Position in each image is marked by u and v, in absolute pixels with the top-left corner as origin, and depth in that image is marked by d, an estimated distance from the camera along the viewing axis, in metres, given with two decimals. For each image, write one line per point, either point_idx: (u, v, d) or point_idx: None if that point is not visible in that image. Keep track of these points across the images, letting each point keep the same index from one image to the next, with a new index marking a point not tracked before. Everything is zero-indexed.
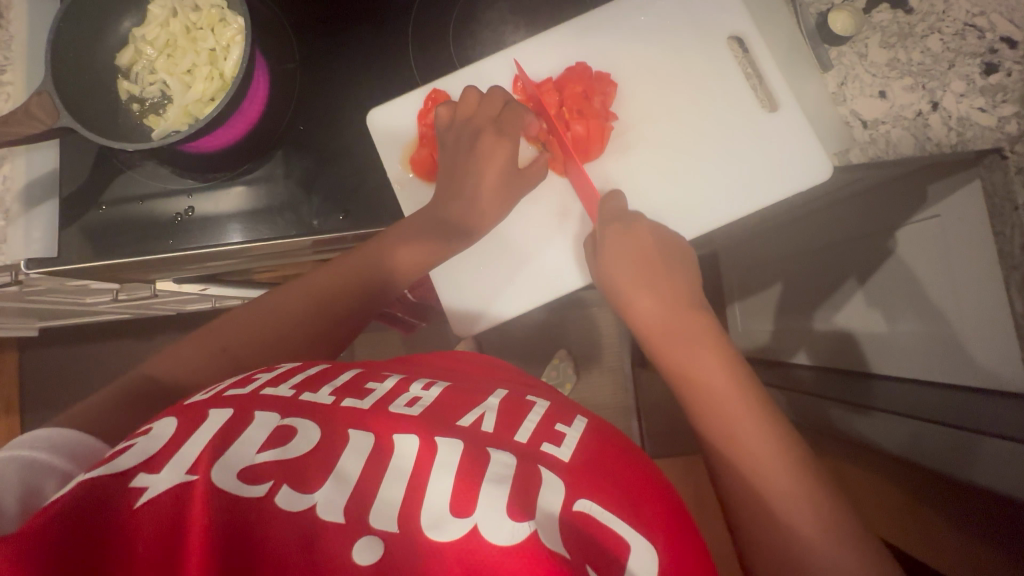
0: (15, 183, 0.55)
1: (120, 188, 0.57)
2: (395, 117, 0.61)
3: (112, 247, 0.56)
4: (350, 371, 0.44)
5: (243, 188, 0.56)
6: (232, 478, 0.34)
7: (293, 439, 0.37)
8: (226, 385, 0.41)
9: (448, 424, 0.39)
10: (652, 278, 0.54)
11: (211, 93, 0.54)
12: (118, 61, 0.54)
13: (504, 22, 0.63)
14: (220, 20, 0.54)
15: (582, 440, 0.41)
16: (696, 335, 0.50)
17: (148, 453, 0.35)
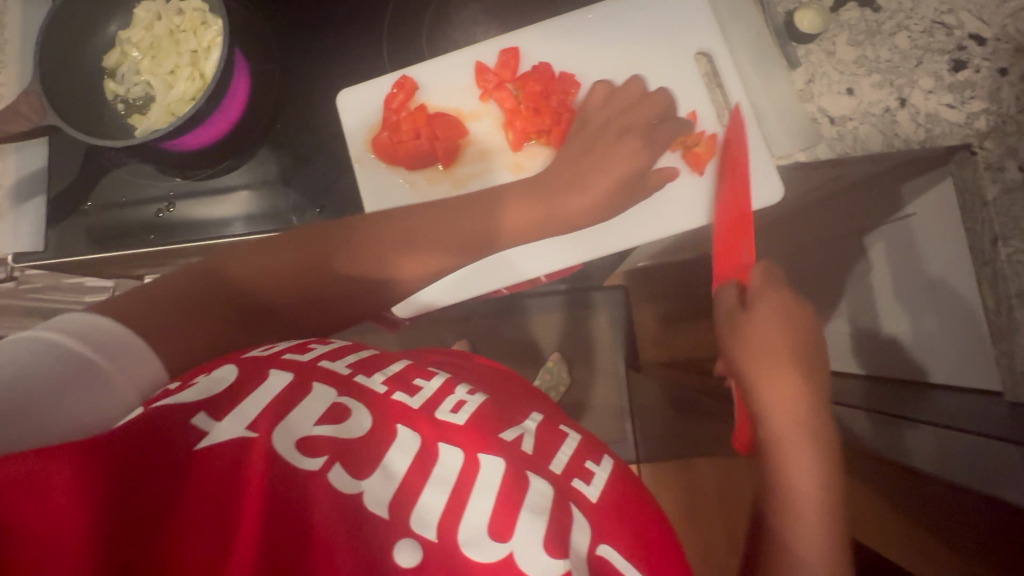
0: (9, 178, 0.58)
1: (105, 183, 0.58)
2: (365, 99, 0.61)
3: (96, 240, 0.57)
4: (400, 364, 0.45)
5: (245, 191, 0.58)
6: (289, 443, 0.34)
7: (347, 419, 0.37)
8: (285, 347, 0.41)
9: (494, 438, 0.39)
10: (800, 368, 0.48)
11: (193, 93, 0.56)
12: (104, 62, 0.56)
13: (478, 22, 0.62)
14: (202, 24, 0.56)
15: (609, 479, 0.43)
16: (818, 433, 0.43)
17: (209, 395, 0.35)
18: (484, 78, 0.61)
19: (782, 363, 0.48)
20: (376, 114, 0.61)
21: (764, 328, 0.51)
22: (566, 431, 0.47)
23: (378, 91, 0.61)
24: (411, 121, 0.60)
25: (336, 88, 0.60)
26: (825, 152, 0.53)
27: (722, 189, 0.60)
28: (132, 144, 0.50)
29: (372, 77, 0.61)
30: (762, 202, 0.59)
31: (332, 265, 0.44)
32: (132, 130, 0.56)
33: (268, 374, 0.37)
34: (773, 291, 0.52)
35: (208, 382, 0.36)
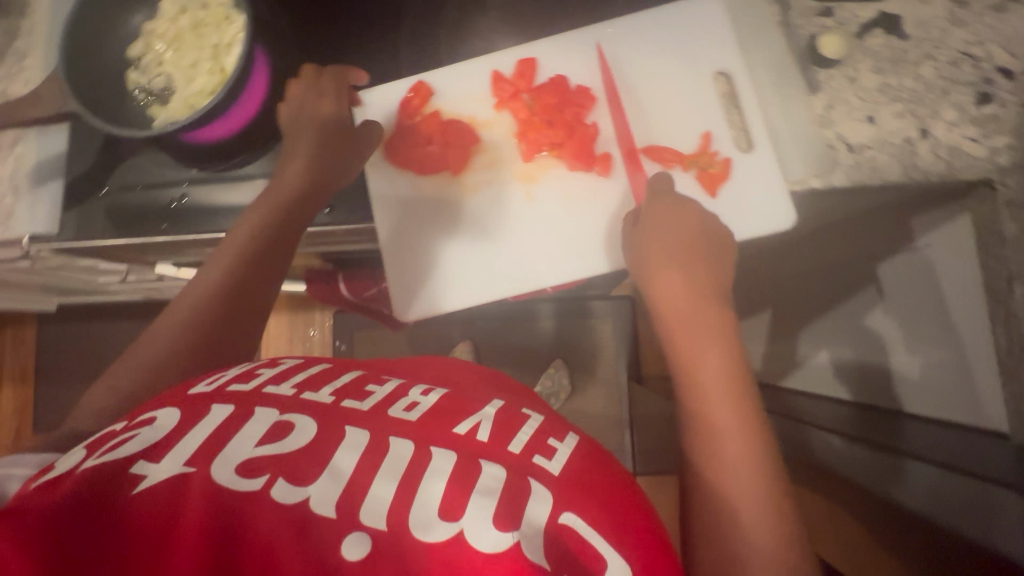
0: (29, 160, 0.59)
1: (122, 171, 0.59)
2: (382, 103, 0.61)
3: (111, 226, 0.58)
4: (351, 373, 0.46)
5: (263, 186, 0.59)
6: (227, 470, 0.35)
7: (289, 435, 0.38)
8: (230, 378, 0.43)
9: (445, 431, 0.40)
10: (689, 266, 0.52)
11: (212, 88, 0.56)
12: (128, 52, 0.57)
13: (497, 31, 0.61)
14: (226, 20, 0.57)
15: (572, 455, 0.41)
16: (706, 324, 0.50)
17: (151, 441, 0.37)
18: (501, 87, 0.61)
19: (671, 266, 0.52)
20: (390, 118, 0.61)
21: (654, 243, 0.54)
22: (528, 412, 0.46)
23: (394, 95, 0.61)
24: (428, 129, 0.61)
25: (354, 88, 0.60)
26: (841, 179, 0.51)
27: (735, 213, 0.59)
28: (152, 134, 0.51)
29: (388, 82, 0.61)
30: (774, 227, 0.59)
31: (279, 198, 0.52)
32: (150, 121, 0.57)
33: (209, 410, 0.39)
34: (657, 201, 0.55)
35: (151, 429, 0.38)
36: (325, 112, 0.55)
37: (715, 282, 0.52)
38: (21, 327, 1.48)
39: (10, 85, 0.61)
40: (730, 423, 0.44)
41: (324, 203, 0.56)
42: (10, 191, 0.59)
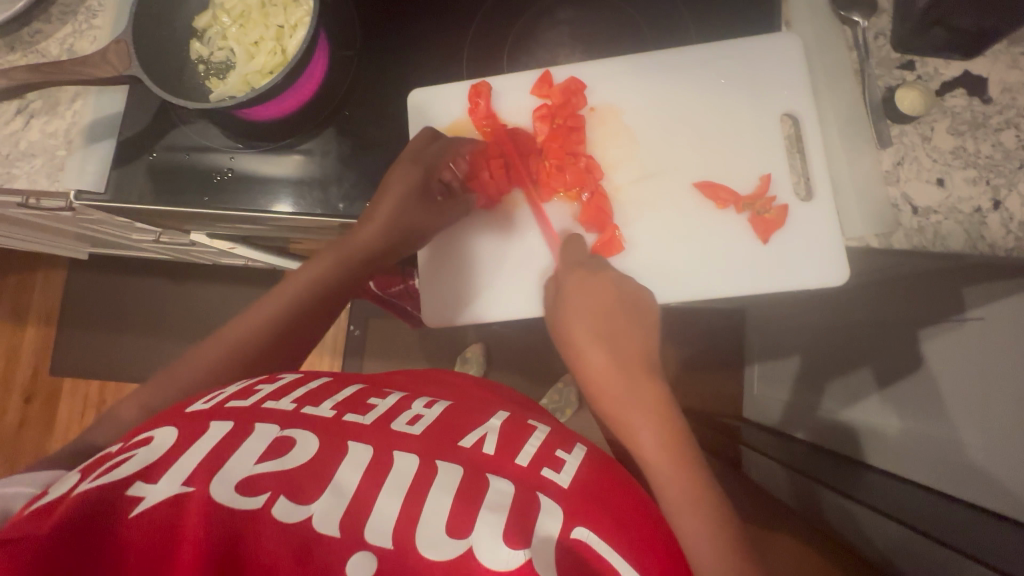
0: (85, 118, 0.60)
1: (173, 139, 0.59)
2: (439, 101, 0.59)
3: (156, 192, 0.58)
4: (352, 388, 0.48)
5: (303, 165, 0.57)
6: (227, 490, 0.37)
7: (289, 451, 0.39)
8: (230, 395, 0.44)
9: (453, 448, 0.42)
10: (608, 326, 0.51)
11: (271, 67, 0.56)
12: (196, 23, 0.58)
13: (562, 45, 0.60)
14: (294, 2, 0.57)
15: (581, 463, 0.44)
16: (621, 375, 0.49)
17: (146, 463, 0.38)
18: (545, 89, 0.59)
19: (594, 334, 0.51)
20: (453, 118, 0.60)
21: (587, 318, 0.52)
22: (535, 425, 0.48)
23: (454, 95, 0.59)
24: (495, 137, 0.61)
25: (412, 85, 0.58)
26: (901, 241, 0.49)
27: (783, 261, 0.57)
28: (205, 107, 0.51)
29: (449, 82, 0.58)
30: (825, 282, 0.56)
31: (355, 246, 0.53)
32: (206, 92, 0.57)
33: (208, 427, 0.40)
34: (577, 269, 0.55)
35: (146, 450, 0.39)
36: (413, 180, 0.53)
37: (637, 339, 0.51)
38: (52, 269, 1.52)
39: (78, 41, 0.62)
40: (681, 488, 0.44)
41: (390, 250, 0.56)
42: (64, 147, 0.60)
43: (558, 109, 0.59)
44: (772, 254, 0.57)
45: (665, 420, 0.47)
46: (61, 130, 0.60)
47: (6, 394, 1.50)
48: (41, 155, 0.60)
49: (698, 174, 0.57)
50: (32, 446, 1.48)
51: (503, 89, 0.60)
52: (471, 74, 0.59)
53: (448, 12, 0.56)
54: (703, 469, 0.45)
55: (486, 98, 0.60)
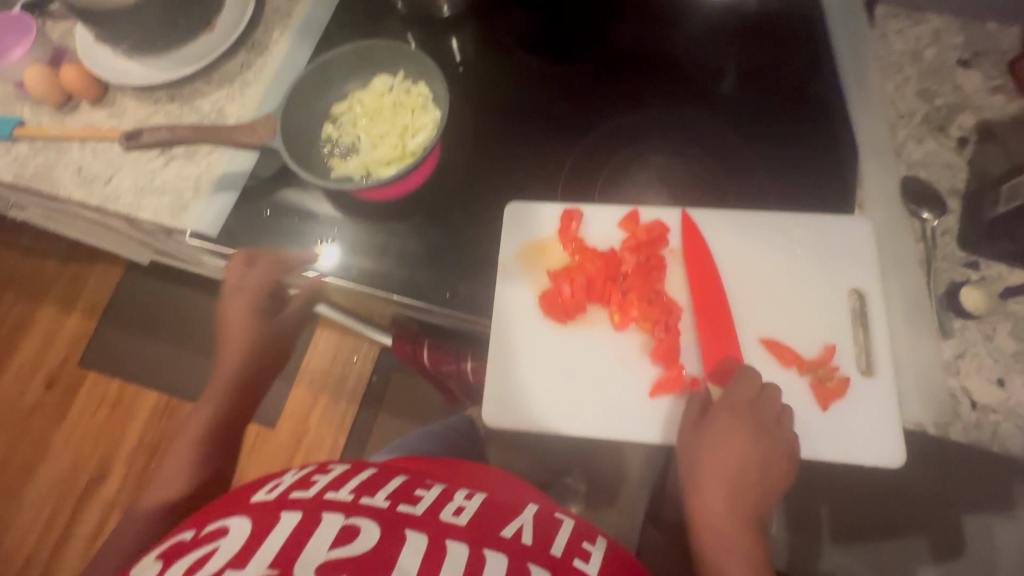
0: (216, 170, 0.67)
1: (288, 202, 0.65)
2: (532, 215, 0.59)
3: (261, 245, 0.63)
4: (398, 478, 0.51)
5: (395, 246, 0.60)
6: (309, 574, 0.38)
7: (357, 536, 0.42)
8: (290, 485, 0.48)
9: (493, 537, 0.44)
10: (740, 489, 0.51)
11: (390, 158, 0.63)
12: (332, 109, 0.67)
13: (652, 186, 0.62)
14: (422, 107, 0.65)
15: (603, 557, 0.46)
16: (744, 541, 0.48)
17: (231, 553, 0.40)
18: (632, 225, 0.58)
19: (727, 486, 0.50)
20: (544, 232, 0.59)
21: (714, 462, 0.51)
22: (561, 518, 0.51)
23: (542, 212, 0.59)
24: (583, 257, 0.56)
25: (510, 197, 0.61)
26: (959, 433, 0.50)
27: (842, 431, 0.56)
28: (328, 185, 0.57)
29: (542, 201, 0.61)
30: (882, 464, 0.55)
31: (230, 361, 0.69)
32: (328, 168, 0.64)
33: (279, 517, 0.43)
34: (725, 409, 0.51)
35: (228, 540, 0.42)
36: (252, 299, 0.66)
37: (759, 509, 0.51)
38: (111, 267, 1.61)
39: (227, 104, 0.71)
40: None
41: (266, 362, 0.71)
42: (192, 190, 0.67)
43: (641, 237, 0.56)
44: (833, 423, 0.57)
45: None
46: (192, 175, 0.67)
47: (31, 377, 1.54)
48: (170, 193, 0.67)
49: (761, 329, 0.59)
50: (39, 433, 1.49)
51: (593, 215, 0.60)
52: (565, 196, 0.62)
53: (552, 139, 0.63)
54: None
55: (577, 222, 0.59)
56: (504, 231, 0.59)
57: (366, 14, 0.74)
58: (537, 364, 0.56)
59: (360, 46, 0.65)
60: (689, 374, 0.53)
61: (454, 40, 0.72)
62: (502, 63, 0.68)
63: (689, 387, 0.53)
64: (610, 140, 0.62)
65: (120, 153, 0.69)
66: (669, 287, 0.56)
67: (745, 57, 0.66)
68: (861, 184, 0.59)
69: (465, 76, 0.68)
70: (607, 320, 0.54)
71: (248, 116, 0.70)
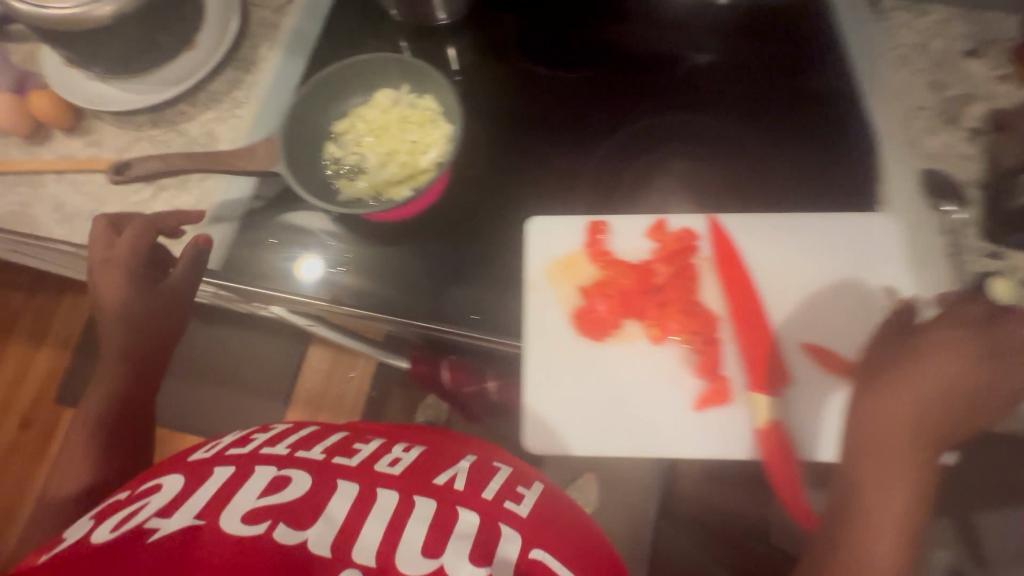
0: (212, 198, 0.63)
1: (294, 231, 0.61)
2: (555, 228, 0.57)
3: (270, 277, 0.60)
4: (337, 436, 0.56)
5: (415, 268, 0.56)
6: (233, 522, 0.42)
7: (286, 487, 0.46)
8: (226, 445, 0.52)
9: (427, 483, 0.49)
10: (931, 411, 0.49)
11: (401, 177, 0.60)
12: (334, 126, 0.63)
13: (675, 194, 0.60)
14: (432, 121, 0.62)
15: (534, 500, 0.52)
16: (915, 450, 0.49)
17: (162, 504, 0.44)
18: (659, 233, 0.56)
19: (924, 404, 0.49)
20: (570, 246, 0.57)
21: (897, 386, 0.51)
22: (499, 466, 0.56)
23: (566, 225, 0.58)
24: (615, 270, 0.55)
25: (531, 211, 0.59)
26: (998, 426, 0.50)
27: None
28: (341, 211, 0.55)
29: (563, 214, 0.58)
30: None
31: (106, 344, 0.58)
32: (335, 190, 0.60)
33: (211, 473, 0.48)
34: (949, 331, 0.50)
35: (158, 494, 0.45)
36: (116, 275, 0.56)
37: (954, 433, 0.49)
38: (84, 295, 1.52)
39: (217, 125, 0.67)
40: (886, 551, 0.47)
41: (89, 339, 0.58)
42: None
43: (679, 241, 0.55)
44: None
45: (924, 504, 0.48)
46: (186, 205, 0.63)
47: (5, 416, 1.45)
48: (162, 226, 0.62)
49: (805, 337, 0.60)
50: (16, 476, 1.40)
51: (619, 224, 0.57)
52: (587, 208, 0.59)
53: (568, 145, 0.60)
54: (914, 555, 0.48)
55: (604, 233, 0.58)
56: (528, 246, 0.57)
57: (359, 24, 0.71)
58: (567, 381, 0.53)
59: (363, 59, 0.62)
60: (725, 376, 0.51)
61: (449, 48, 0.70)
62: (507, 71, 0.65)
63: (732, 397, 0.50)
64: (630, 148, 0.59)
65: (103, 184, 0.65)
66: (703, 296, 0.53)
67: (758, 54, 0.65)
68: (881, 178, 0.59)
69: (471, 87, 0.65)
70: (645, 335, 0.53)
71: (243, 140, 0.66)
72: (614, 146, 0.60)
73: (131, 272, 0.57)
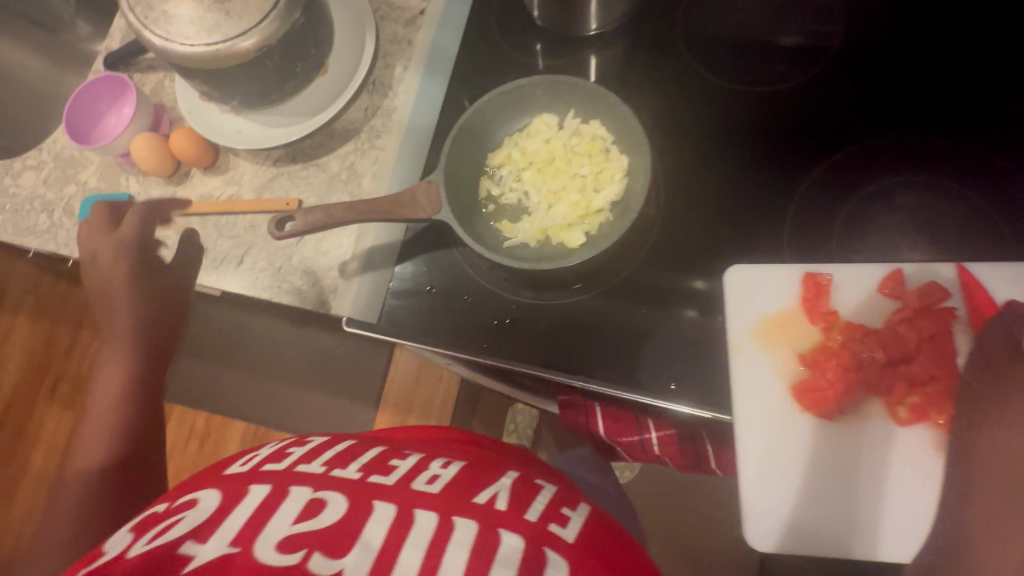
0: (364, 243, 0.58)
1: (455, 279, 0.57)
2: (761, 281, 0.51)
3: (432, 331, 0.56)
4: (376, 449, 0.47)
5: (592, 326, 0.52)
6: (272, 551, 0.35)
7: (323, 510, 0.38)
8: (264, 458, 0.44)
9: (466, 501, 0.40)
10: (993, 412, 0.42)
11: (572, 218, 0.54)
12: (489, 160, 0.57)
13: (905, 233, 0.50)
14: (601, 151, 0.55)
15: (584, 522, 0.42)
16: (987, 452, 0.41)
17: (194, 523, 0.37)
18: (895, 288, 0.49)
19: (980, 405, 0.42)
20: (784, 304, 0.52)
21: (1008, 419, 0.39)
22: (543, 483, 0.47)
23: (774, 278, 0.52)
24: (845, 335, 0.49)
25: (730, 260, 0.52)
26: None
27: None
28: (517, 266, 0.50)
29: (766, 264, 0.52)
30: None
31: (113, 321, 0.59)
32: (500, 236, 0.55)
33: (246, 491, 0.40)
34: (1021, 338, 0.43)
35: (192, 512, 0.38)
36: (128, 246, 0.58)
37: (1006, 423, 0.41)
38: None
39: (359, 160, 0.62)
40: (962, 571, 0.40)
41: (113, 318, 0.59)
42: (339, 269, 0.58)
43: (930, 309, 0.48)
44: None
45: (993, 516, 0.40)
46: (338, 251, 0.58)
47: None
48: (314, 274, 0.58)
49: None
50: None
51: (841, 278, 0.50)
52: (793, 255, 0.52)
53: (770, 180, 0.52)
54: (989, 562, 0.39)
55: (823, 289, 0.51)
56: (730, 303, 0.51)
57: (501, 37, 0.64)
58: (796, 460, 0.49)
59: (524, 83, 0.54)
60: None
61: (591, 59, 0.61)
62: (687, 87, 0.57)
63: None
64: (842, 179, 0.51)
65: (246, 228, 0.61)
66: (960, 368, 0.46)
67: (1011, 52, 0.52)
68: None
69: (645, 107, 0.57)
70: (885, 415, 0.48)
71: (391, 179, 0.61)
72: (825, 177, 0.51)
73: (139, 250, 0.59)
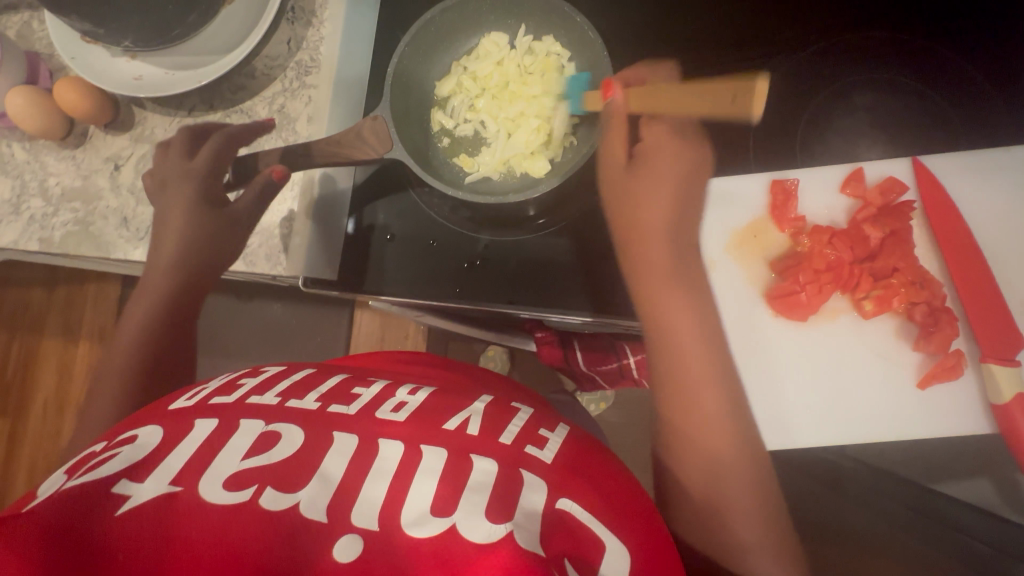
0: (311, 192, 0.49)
1: (416, 222, 0.54)
2: (733, 193, 0.53)
3: (405, 279, 0.53)
4: (337, 377, 0.40)
5: (561, 251, 0.51)
6: (216, 487, 0.30)
7: (276, 444, 0.32)
8: (213, 391, 0.37)
9: (436, 428, 0.35)
10: (661, 184, 0.47)
11: (535, 146, 0.51)
12: (438, 91, 0.53)
13: (867, 132, 0.51)
14: (558, 70, 0.51)
15: (564, 444, 0.37)
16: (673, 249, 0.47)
17: (132, 460, 0.31)
18: (857, 187, 0.52)
19: (646, 159, 0.47)
20: (757, 211, 0.53)
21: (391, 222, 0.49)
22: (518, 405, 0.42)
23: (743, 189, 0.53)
24: (812, 240, 0.51)
25: None
26: None
27: None
28: (469, 199, 0.45)
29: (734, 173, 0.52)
30: None
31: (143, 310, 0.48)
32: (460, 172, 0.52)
33: (192, 424, 0.33)
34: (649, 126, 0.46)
35: (130, 448, 0.32)
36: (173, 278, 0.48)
37: (655, 204, 0.47)
38: None
39: (289, 102, 0.55)
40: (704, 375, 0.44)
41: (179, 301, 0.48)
42: (286, 223, 0.49)
43: (886, 209, 0.51)
44: None
45: (688, 351, 0.45)
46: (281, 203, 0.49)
47: None
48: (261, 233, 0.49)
49: None
50: None
51: (803, 183, 0.52)
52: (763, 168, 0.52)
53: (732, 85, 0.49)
54: (718, 356, 0.45)
55: (791, 194, 0.52)
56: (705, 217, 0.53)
57: None
58: (776, 368, 0.51)
59: None
60: (957, 350, 0.49)
61: None
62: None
63: (961, 370, 0.49)
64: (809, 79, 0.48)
65: None
66: (918, 258, 0.50)
67: None
68: None
69: (597, 21, 0.51)
70: (853, 310, 0.51)
71: (329, 119, 0.55)
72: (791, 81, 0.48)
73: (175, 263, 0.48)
